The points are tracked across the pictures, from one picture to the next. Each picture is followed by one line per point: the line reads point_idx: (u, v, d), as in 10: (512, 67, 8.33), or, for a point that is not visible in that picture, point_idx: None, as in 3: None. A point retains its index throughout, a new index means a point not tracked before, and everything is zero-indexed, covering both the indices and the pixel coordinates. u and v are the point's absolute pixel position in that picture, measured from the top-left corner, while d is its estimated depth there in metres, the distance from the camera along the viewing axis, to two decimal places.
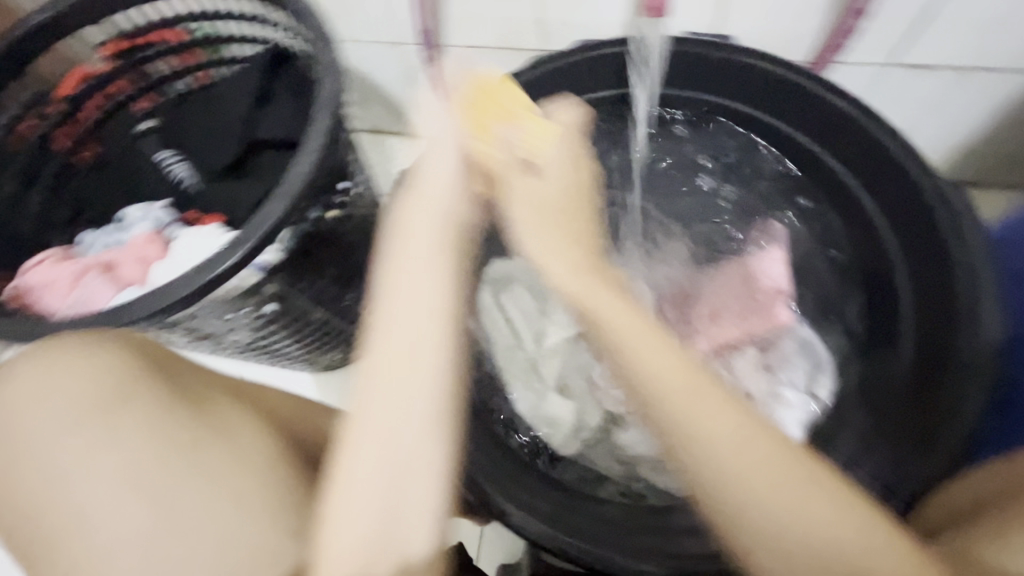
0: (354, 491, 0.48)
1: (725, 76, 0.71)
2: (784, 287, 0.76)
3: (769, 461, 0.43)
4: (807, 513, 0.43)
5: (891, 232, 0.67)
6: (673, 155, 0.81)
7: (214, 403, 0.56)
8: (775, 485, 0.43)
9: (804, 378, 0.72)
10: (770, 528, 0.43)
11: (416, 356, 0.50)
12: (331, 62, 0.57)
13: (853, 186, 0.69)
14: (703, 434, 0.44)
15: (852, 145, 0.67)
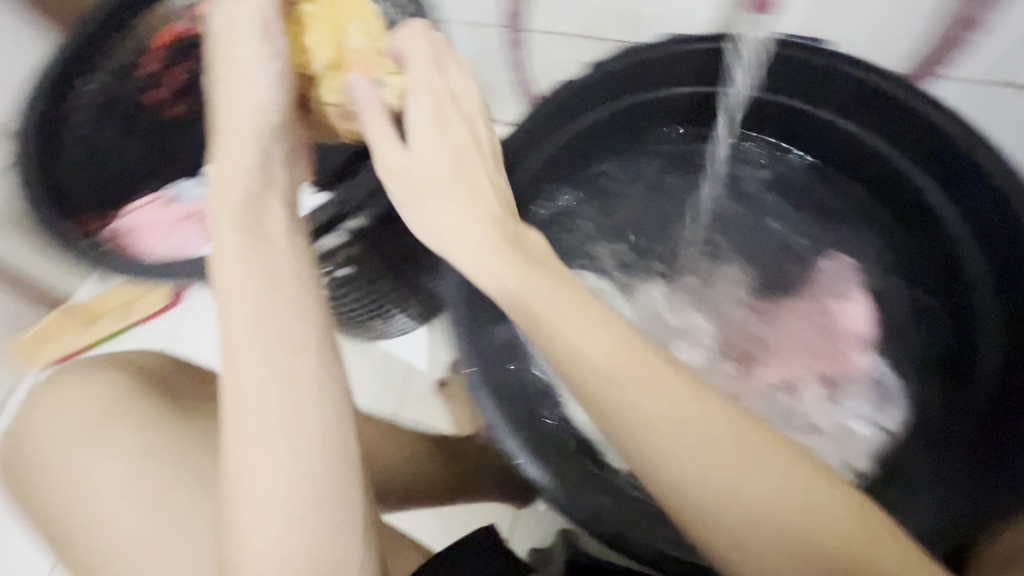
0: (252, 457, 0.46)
1: (821, 83, 0.69)
2: (863, 321, 0.73)
3: (733, 451, 0.41)
4: (754, 486, 0.41)
5: (983, 263, 0.65)
6: (749, 170, 0.80)
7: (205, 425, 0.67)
8: (743, 476, 0.41)
9: (874, 412, 0.70)
10: (718, 512, 0.40)
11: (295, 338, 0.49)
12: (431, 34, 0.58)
13: (945, 213, 0.67)
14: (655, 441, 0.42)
15: (947, 167, 0.65)
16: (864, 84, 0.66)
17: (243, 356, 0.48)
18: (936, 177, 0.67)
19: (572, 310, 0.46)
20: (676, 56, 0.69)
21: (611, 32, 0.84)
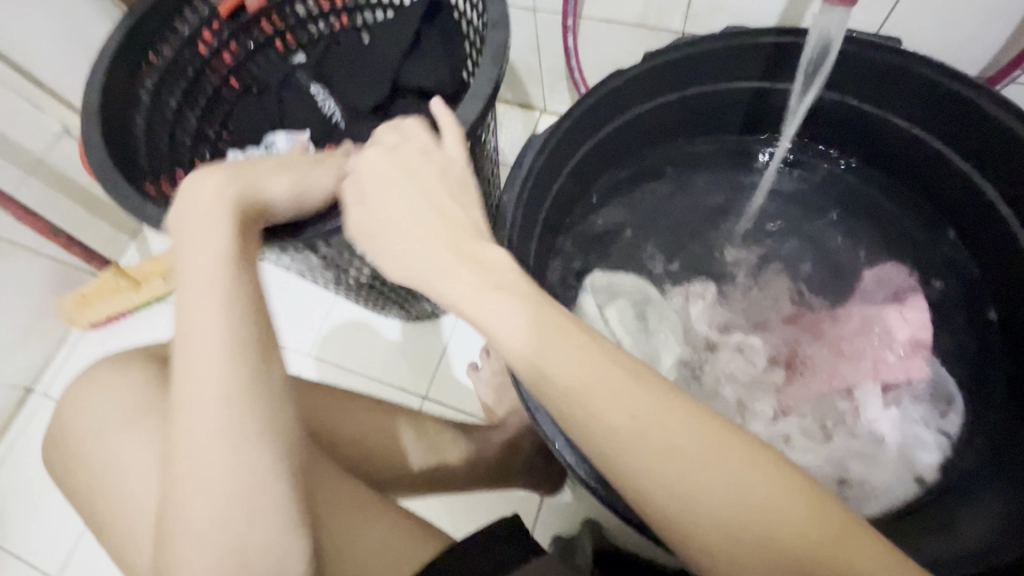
0: (204, 471, 0.47)
1: (897, 84, 0.65)
2: (921, 325, 0.70)
3: (694, 457, 0.39)
4: (745, 504, 0.38)
5: None
6: (807, 171, 0.81)
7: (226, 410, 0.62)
8: (703, 481, 0.38)
9: (934, 417, 0.67)
10: (699, 532, 0.38)
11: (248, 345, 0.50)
12: (500, 16, 0.58)
13: (1016, 228, 0.65)
14: (611, 455, 0.40)
15: (1021, 178, 0.62)
16: (942, 89, 0.62)
17: (184, 367, 0.49)
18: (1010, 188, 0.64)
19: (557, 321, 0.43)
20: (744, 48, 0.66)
21: (670, 22, 0.83)
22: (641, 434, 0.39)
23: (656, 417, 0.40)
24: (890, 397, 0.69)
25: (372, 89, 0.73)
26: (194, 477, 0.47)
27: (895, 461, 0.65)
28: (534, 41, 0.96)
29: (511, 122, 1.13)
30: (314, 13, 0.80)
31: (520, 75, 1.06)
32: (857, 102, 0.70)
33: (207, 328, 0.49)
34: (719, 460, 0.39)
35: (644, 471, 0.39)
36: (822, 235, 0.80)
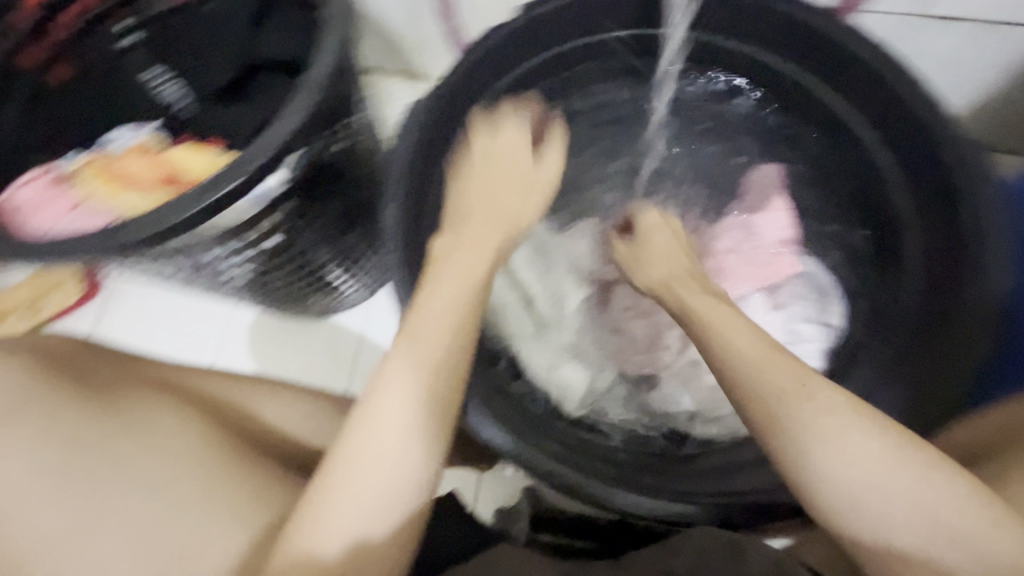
0: (357, 489, 0.44)
1: (760, 19, 0.68)
2: (789, 229, 0.79)
3: (843, 430, 0.42)
4: (954, 510, 0.39)
5: (901, 180, 0.68)
6: (694, 111, 0.81)
7: (131, 403, 0.55)
8: (859, 448, 0.41)
9: (815, 310, 0.77)
10: (909, 529, 0.40)
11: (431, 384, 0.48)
12: None
13: (869, 139, 0.70)
14: (772, 413, 0.44)
15: (870, 95, 0.67)
16: (796, 22, 0.66)
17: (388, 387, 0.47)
18: (864, 111, 0.69)
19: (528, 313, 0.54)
20: None
21: None
22: (795, 398, 0.44)
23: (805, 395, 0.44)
24: (772, 297, 0.78)
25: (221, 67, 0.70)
26: (351, 485, 0.44)
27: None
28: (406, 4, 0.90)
29: (400, 95, 1.07)
30: None
31: (400, 42, 0.99)
32: (733, 42, 0.72)
33: (424, 371, 0.48)
34: (866, 439, 0.42)
35: (797, 434, 0.43)
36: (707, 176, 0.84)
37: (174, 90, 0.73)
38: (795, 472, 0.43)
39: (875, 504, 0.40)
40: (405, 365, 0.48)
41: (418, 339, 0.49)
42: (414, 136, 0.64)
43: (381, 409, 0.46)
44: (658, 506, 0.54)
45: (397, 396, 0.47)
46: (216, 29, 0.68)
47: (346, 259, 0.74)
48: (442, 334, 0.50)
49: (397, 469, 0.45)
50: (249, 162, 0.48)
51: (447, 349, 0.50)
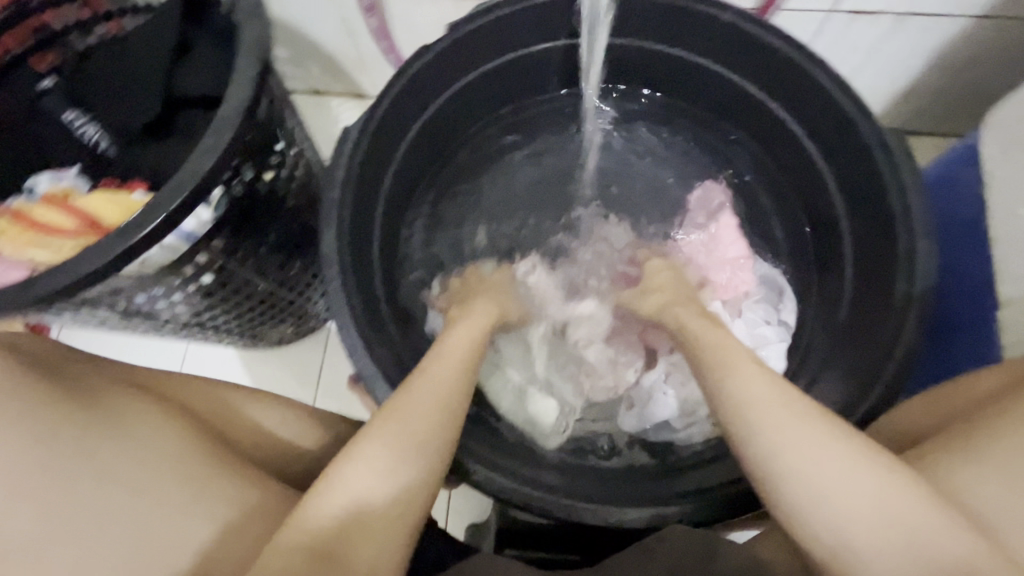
0: (347, 494, 0.43)
1: (684, 22, 0.70)
2: (735, 241, 0.79)
3: (819, 443, 0.42)
4: (902, 511, 0.39)
5: (830, 168, 0.72)
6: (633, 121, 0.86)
7: (114, 403, 0.50)
8: (837, 463, 0.41)
9: (772, 311, 0.77)
10: (865, 528, 0.39)
11: (420, 413, 0.48)
12: (252, 7, 0.52)
13: (797, 132, 0.74)
14: (750, 423, 0.44)
15: (795, 89, 0.69)
16: (716, 22, 0.68)
17: (375, 423, 0.47)
18: (790, 105, 0.72)
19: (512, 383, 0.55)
20: (533, 7, 0.68)
21: None
22: (774, 408, 0.44)
23: (784, 406, 0.44)
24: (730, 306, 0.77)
25: (142, 105, 0.64)
26: (343, 488, 0.43)
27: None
28: (342, 26, 0.90)
29: (347, 116, 1.07)
30: (75, 22, 0.69)
31: (341, 64, 0.99)
32: (658, 46, 0.75)
33: (417, 404, 0.48)
34: (845, 455, 0.41)
35: (772, 446, 0.43)
36: (650, 182, 0.86)
37: (89, 133, 0.65)
38: (771, 488, 0.43)
39: (852, 524, 0.39)
40: (387, 432, 0.46)
41: (396, 415, 0.47)
42: (349, 164, 0.63)
43: (354, 474, 0.44)
44: (625, 516, 0.53)
45: (372, 463, 0.44)
46: (132, 66, 0.65)
47: (290, 289, 0.73)
48: (426, 413, 0.48)
49: (379, 488, 0.44)
50: (160, 205, 0.47)
51: (442, 387, 0.50)
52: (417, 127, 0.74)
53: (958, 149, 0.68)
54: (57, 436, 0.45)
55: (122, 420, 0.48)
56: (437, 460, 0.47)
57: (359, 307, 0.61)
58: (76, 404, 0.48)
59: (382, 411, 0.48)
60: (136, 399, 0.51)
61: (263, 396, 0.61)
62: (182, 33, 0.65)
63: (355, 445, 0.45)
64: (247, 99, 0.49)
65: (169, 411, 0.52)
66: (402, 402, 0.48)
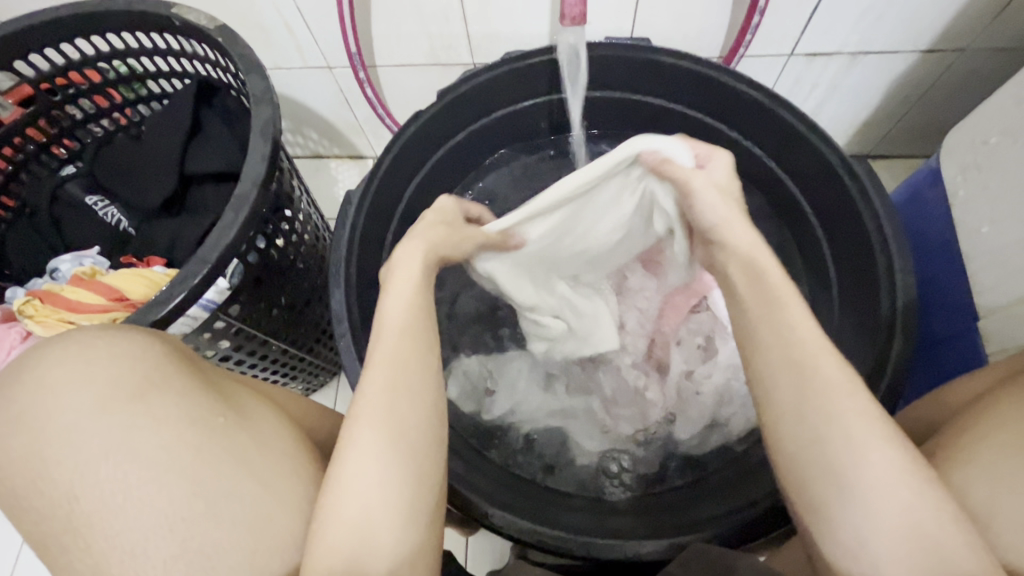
0: (349, 506, 0.41)
1: (657, 73, 0.76)
2: None
3: (859, 452, 0.41)
4: (880, 514, 0.39)
5: (803, 194, 0.77)
6: None
7: (240, 401, 0.47)
8: (877, 477, 0.40)
9: None
10: (857, 528, 0.40)
11: (403, 411, 0.45)
12: (263, 91, 0.57)
13: (771, 164, 0.79)
14: (784, 420, 0.45)
15: (765, 126, 0.75)
16: (688, 71, 0.73)
17: (359, 423, 0.44)
18: (762, 142, 0.78)
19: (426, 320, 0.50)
20: (517, 69, 0.74)
21: (460, 56, 0.87)
22: (789, 399, 0.45)
23: (840, 409, 0.43)
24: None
25: (155, 186, 0.69)
26: (346, 501, 0.41)
27: None
28: (338, 95, 0.96)
29: (346, 176, 1.12)
30: (92, 112, 0.75)
31: (338, 129, 1.05)
32: (634, 95, 0.81)
33: (392, 396, 0.45)
34: (884, 465, 0.40)
35: (805, 444, 0.43)
36: None
37: (112, 214, 0.70)
38: (792, 477, 0.45)
39: (872, 536, 0.40)
40: (369, 439, 0.43)
41: (376, 417, 0.44)
42: (353, 228, 0.67)
43: (348, 494, 0.41)
44: (642, 548, 0.54)
45: (365, 474, 0.42)
46: (149, 151, 0.70)
47: (301, 348, 0.76)
48: (415, 409, 0.46)
49: (385, 499, 0.42)
50: (188, 280, 0.51)
51: (413, 370, 0.47)
52: (416, 183, 0.78)
53: (922, 171, 0.73)
54: (200, 420, 0.43)
55: (252, 419, 0.46)
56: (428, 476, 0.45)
57: (369, 359, 0.63)
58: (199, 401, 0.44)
59: (354, 413, 0.45)
60: (246, 399, 0.48)
61: (312, 414, 0.56)
62: (195, 115, 0.69)
63: (339, 459, 0.43)
64: (260, 176, 0.54)
65: (267, 418, 0.48)
66: (382, 395, 0.45)
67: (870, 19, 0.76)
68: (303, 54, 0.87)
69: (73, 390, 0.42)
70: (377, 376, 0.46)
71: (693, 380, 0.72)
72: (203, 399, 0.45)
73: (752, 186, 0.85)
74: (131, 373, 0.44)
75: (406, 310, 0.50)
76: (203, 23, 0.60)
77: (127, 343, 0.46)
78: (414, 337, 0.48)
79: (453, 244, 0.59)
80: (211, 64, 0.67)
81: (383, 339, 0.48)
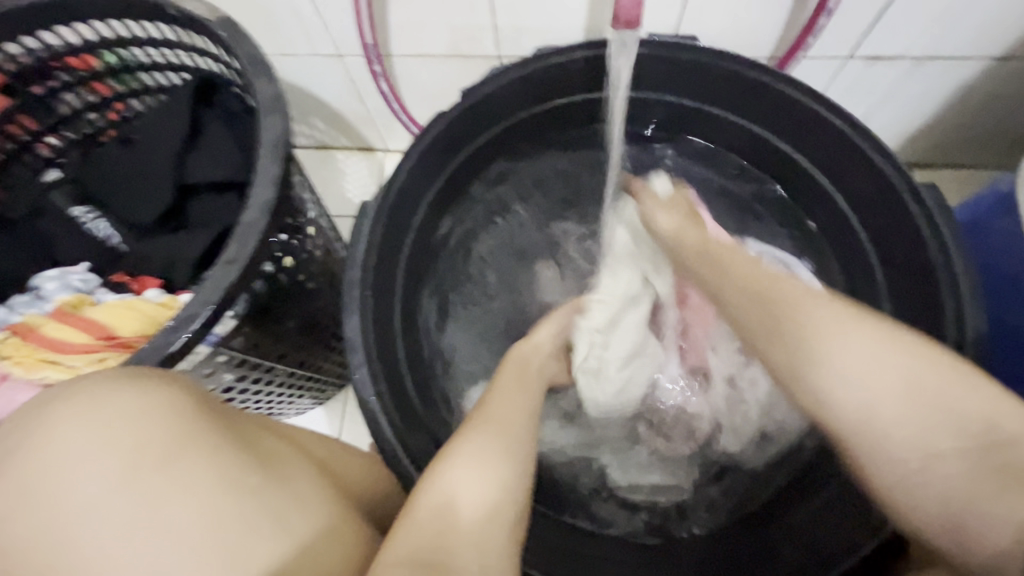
0: (434, 541, 0.40)
1: (707, 77, 0.68)
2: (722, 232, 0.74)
3: (822, 329, 0.45)
4: (901, 376, 0.42)
5: (857, 216, 0.71)
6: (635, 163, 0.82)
7: (264, 446, 0.43)
8: (844, 350, 0.44)
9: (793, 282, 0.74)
10: (875, 398, 0.42)
11: (500, 462, 0.47)
12: (273, 98, 0.50)
13: (822, 179, 0.72)
14: (771, 333, 0.48)
15: (819, 139, 0.68)
16: (741, 76, 0.66)
17: (457, 462, 0.46)
18: (813, 155, 0.71)
19: (531, 383, 0.58)
20: (551, 67, 0.67)
21: (485, 48, 0.79)
22: (804, 304, 0.47)
23: (811, 304, 0.47)
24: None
25: (150, 195, 0.62)
26: (420, 537, 0.40)
27: None
28: (349, 85, 0.88)
29: (355, 169, 1.04)
30: (80, 106, 0.67)
31: (347, 119, 0.97)
32: (676, 98, 0.73)
33: (491, 447, 0.48)
34: (895, 344, 0.43)
35: (795, 354, 0.46)
36: None
37: (100, 227, 0.64)
38: (818, 378, 0.44)
39: (876, 406, 0.42)
40: (461, 478, 0.45)
41: (469, 456, 0.47)
42: (369, 245, 0.61)
43: (426, 527, 0.41)
44: None
45: (445, 514, 0.42)
46: (142, 155, 0.63)
47: (310, 368, 0.70)
48: (502, 457, 0.47)
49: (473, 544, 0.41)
50: (191, 320, 0.46)
51: (515, 423, 0.51)
52: (434, 190, 0.71)
53: (992, 195, 0.67)
54: (230, 482, 0.38)
55: (283, 472, 0.41)
56: (512, 495, 0.46)
57: (388, 393, 0.58)
58: (227, 456, 0.39)
59: (455, 450, 0.48)
60: (274, 443, 0.44)
61: (336, 455, 0.51)
62: (194, 117, 0.63)
63: (431, 478, 0.45)
64: (270, 199, 0.48)
65: (300, 464, 0.44)
66: (488, 442, 0.48)
67: (945, 20, 0.69)
68: (311, 42, 0.79)
69: (79, 458, 0.36)
70: (479, 415, 0.52)
71: (737, 389, 0.70)
72: (234, 448, 0.40)
73: (800, 200, 0.77)
74: (149, 430, 0.38)
75: (514, 383, 0.57)
76: (203, 14, 0.53)
77: (148, 391, 0.39)
78: (514, 399, 0.54)
79: (544, 345, 0.64)
80: (210, 58, 0.60)
81: (497, 399, 0.54)
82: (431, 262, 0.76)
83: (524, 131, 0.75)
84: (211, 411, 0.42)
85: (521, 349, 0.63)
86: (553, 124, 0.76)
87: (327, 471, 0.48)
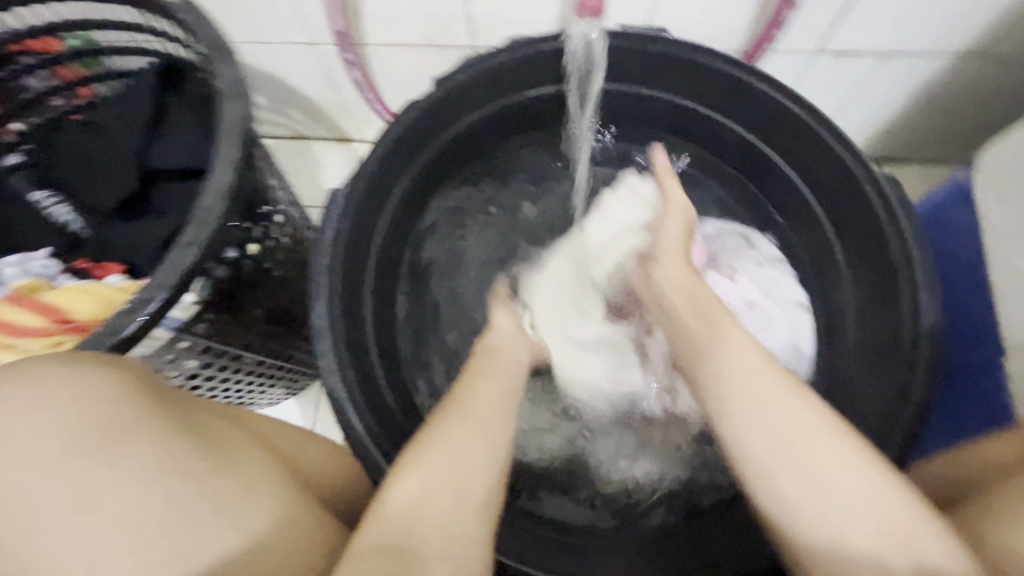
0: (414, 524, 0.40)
1: (676, 68, 0.69)
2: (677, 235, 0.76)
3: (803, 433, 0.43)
4: (877, 502, 0.40)
5: (823, 208, 0.72)
6: (614, 153, 0.83)
7: (223, 435, 0.43)
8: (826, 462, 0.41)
9: (753, 255, 0.77)
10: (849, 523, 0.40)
11: (471, 451, 0.47)
12: (234, 82, 0.50)
13: (789, 171, 0.73)
14: (742, 425, 0.45)
15: (784, 131, 0.69)
16: (706, 68, 0.67)
17: (429, 447, 0.46)
18: (779, 146, 0.72)
19: (501, 369, 0.58)
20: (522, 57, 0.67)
21: (458, 38, 0.79)
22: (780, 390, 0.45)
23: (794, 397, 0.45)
24: (724, 271, 0.75)
25: (114, 180, 0.62)
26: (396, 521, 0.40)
27: (779, 311, 0.74)
28: (323, 75, 0.87)
29: (331, 160, 1.04)
30: (43, 89, 0.66)
31: (322, 109, 0.96)
32: (648, 90, 0.74)
33: (468, 440, 0.47)
34: (869, 466, 0.41)
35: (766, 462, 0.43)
36: None
37: (61, 212, 0.63)
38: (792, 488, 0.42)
39: (851, 533, 0.40)
40: (430, 466, 0.44)
41: (441, 445, 0.46)
42: (336, 230, 0.61)
43: (400, 514, 0.41)
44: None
45: (416, 497, 0.42)
46: (107, 141, 0.62)
47: (280, 356, 0.70)
48: (475, 446, 0.47)
49: (449, 539, 0.41)
50: (147, 303, 0.46)
51: (491, 409, 0.51)
52: (406, 180, 0.71)
53: (951, 189, 0.68)
54: (179, 470, 0.38)
55: (240, 460, 0.41)
56: (482, 489, 0.45)
57: (355, 382, 0.58)
58: (181, 439, 0.39)
59: (426, 440, 0.47)
60: (232, 432, 0.44)
61: (301, 442, 0.52)
62: (160, 104, 0.63)
63: (400, 465, 0.44)
64: (227, 184, 0.48)
65: (259, 454, 0.43)
66: (463, 430, 0.48)
67: (908, 15, 0.70)
68: (284, 29, 0.78)
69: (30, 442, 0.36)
70: (455, 403, 0.51)
71: None
72: (189, 433, 0.40)
73: (768, 193, 0.79)
74: (96, 419, 0.38)
75: (487, 369, 0.57)
76: None
77: (90, 383, 0.39)
78: (486, 387, 0.54)
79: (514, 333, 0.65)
80: (175, 42, 0.60)
81: (475, 389, 0.53)
82: (403, 252, 0.76)
83: (495, 121, 0.75)
84: (162, 398, 0.42)
85: (490, 338, 0.63)
86: (526, 114, 0.77)
87: (290, 461, 0.48)
